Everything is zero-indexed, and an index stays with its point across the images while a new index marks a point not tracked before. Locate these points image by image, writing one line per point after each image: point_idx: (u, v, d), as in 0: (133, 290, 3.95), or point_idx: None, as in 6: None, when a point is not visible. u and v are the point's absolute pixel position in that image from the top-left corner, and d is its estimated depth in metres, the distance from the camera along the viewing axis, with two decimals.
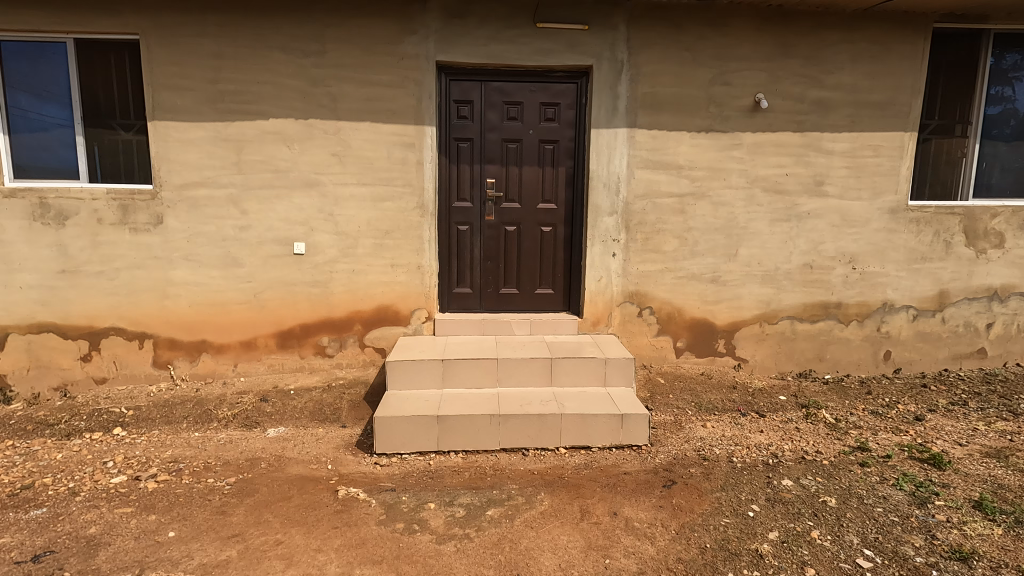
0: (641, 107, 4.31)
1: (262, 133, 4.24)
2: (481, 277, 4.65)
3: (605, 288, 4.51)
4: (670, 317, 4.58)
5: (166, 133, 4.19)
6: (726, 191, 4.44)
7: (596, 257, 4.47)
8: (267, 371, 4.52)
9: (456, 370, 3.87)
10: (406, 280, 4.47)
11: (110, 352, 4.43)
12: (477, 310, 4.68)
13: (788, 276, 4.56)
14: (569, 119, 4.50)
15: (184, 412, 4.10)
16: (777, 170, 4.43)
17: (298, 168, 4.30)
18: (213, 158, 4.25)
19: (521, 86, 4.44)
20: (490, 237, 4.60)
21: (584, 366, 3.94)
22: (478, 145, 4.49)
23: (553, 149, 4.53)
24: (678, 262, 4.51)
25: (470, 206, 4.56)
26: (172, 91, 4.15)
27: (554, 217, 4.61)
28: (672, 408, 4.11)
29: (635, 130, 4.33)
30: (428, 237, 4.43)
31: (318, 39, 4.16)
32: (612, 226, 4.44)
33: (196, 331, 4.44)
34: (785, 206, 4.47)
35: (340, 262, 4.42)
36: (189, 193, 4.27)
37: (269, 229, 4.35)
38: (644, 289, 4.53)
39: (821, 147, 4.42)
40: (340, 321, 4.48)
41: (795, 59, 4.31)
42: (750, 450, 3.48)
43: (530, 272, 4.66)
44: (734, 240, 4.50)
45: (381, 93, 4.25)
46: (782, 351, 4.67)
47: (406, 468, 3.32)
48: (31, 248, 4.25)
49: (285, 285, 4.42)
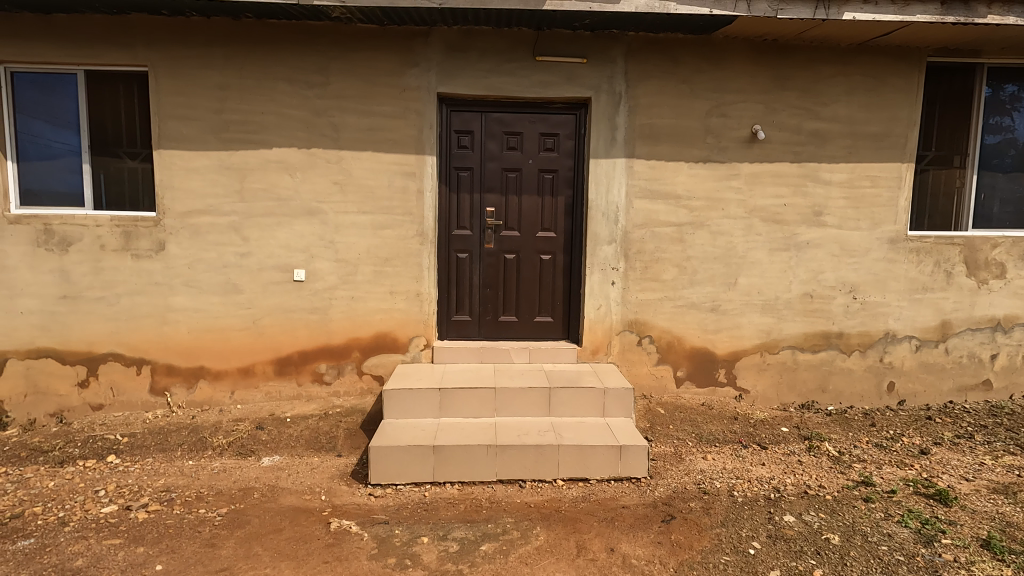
0: (639, 137, 4.37)
1: (265, 162, 4.30)
2: (480, 304, 4.65)
3: (604, 316, 4.50)
4: (670, 346, 4.55)
5: (171, 161, 4.25)
6: (725, 220, 4.45)
7: (596, 285, 4.47)
8: (264, 399, 4.49)
9: (454, 399, 3.84)
10: (405, 307, 4.47)
11: (108, 378, 4.42)
12: (476, 338, 4.67)
13: (788, 305, 4.54)
14: (569, 149, 4.55)
15: (178, 440, 4.06)
16: (775, 201, 4.45)
17: (300, 196, 4.35)
18: (216, 187, 4.30)
19: (521, 117, 4.51)
20: (489, 265, 4.62)
21: (583, 396, 3.90)
22: (478, 174, 4.54)
23: (552, 179, 4.58)
24: (677, 290, 4.50)
25: (470, 234, 4.59)
26: (178, 121, 4.23)
27: (553, 245, 4.63)
28: (672, 439, 4.05)
29: (634, 160, 4.38)
30: (427, 264, 4.45)
31: (322, 71, 4.25)
32: (611, 255, 4.45)
33: (194, 357, 4.44)
34: (784, 235, 4.48)
35: (340, 288, 4.43)
36: (192, 220, 4.32)
37: (269, 256, 4.38)
38: (644, 317, 4.52)
39: (819, 177, 4.44)
40: (338, 348, 4.47)
41: (791, 92, 4.37)
42: (752, 484, 3.41)
43: (529, 300, 4.66)
44: (734, 270, 4.50)
45: (383, 123, 4.32)
46: (783, 382, 4.62)
47: (401, 499, 3.27)
48: (34, 273, 4.28)
49: (285, 311, 4.43)
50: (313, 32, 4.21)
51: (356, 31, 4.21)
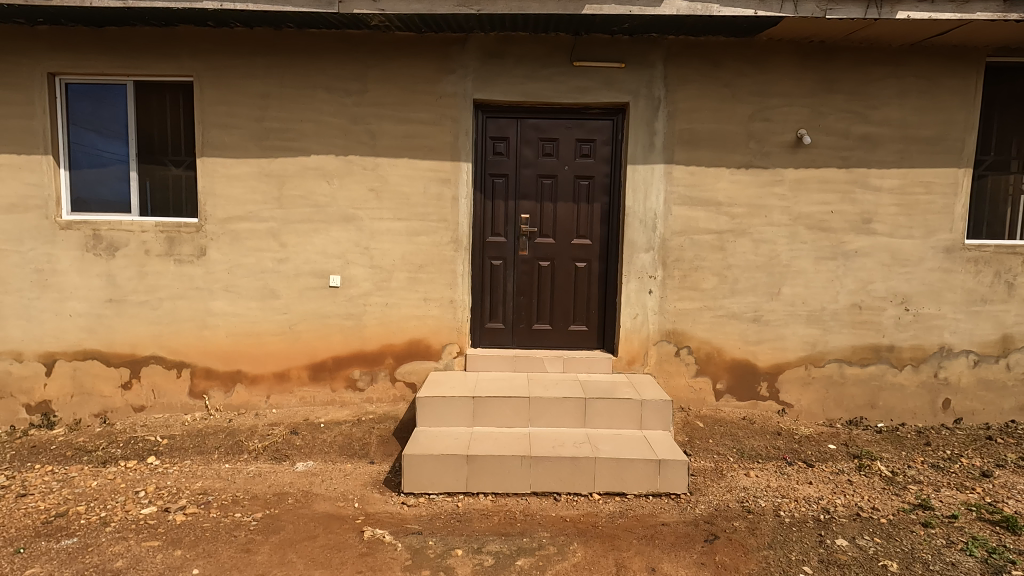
0: (678, 143, 4.26)
1: (303, 169, 4.36)
2: (514, 312, 4.60)
3: (641, 325, 4.39)
4: (709, 357, 4.41)
5: (213, 169, 4.34)
6: (768, 228, 4.30)
7: (632, 294, 4.37)
8: (299, 405, 4.52)
9: (488, 408, 3.80)
10: (438, 314, 4.45)
11: (150, 380, 4.52)
12: (509, 346, 4.62)
13: (834, 316, 4.35)
14: (605, 155, 4.48)
15: (215, 442, 4.11)
16: (822, 208, 4.28)
17: (337, 203, 4.38)
18: (256, 193, 4.38)
19: (557, 123, 4.46)
20: (523, 272, 4.57)
21: (619, 407, 3.81)
22: (513, 181, 4.51)
23: (588, 185, 4.51)
24: (717, 300, 4.37)
25: (504, 241, 4.55)
26: (221, 129, 4.33)
27: (589, 253, 4.55)
28: (712, 454, 3.90)
29: (672, 165, 4.27)
30: (461, 271, 4.42)
31: (360, 79, 4.29)
32: (648, 263, 4.35)
33: (231, 361, 4.50)
34: (830, 244, 4.30)
35: (374, 294, 4.44)
36: (232, 226, 4.40)
37: (306, 261, 4.42)
38: (681, 327, 4.39)
39: (868, 183, 4.26)
40: (372, 354, 4.48)
41: (838, 95, 4.21)
42: (799, 503, 3.25)
43: (563, 309, 4.59)
44: (777, 280, 4.34)
45: (419, 130, 4.33)
46: (829, 397, 4.42)
47: (434, 510, 3.23)
48: (82, 277, 4.42)
49: (320, 317, 4.46)
50: (352, 41, 4.26)
51: (394, 39, 4.24)
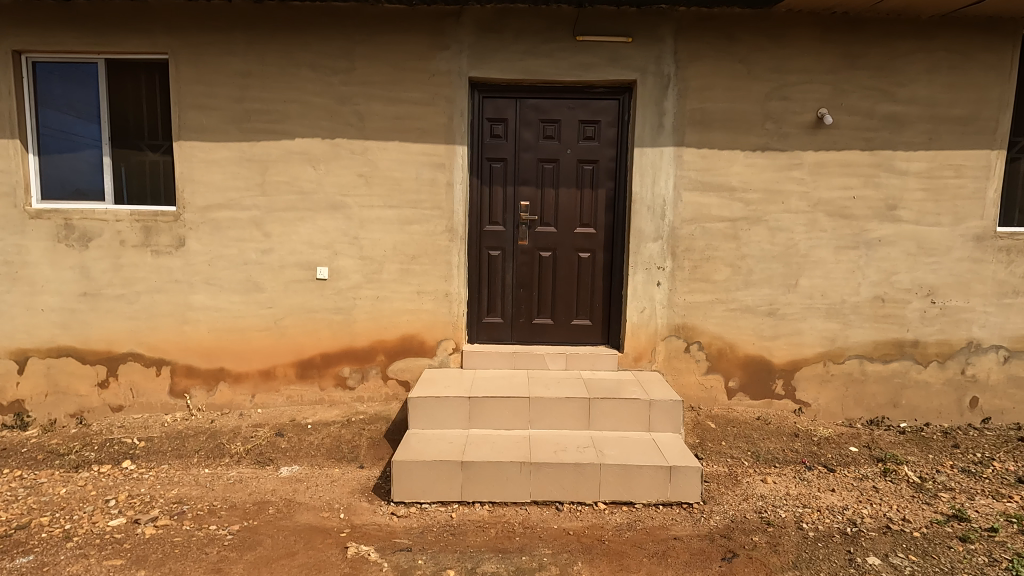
0: (689, 124, 3.96)
1: (287, 153, 4.07)
2: (513, 306, 4.33)
3: (648, 320, 4.13)
4: (721, 353, 4.15)
5: (191, 154, 4.06)
6: (785, 215, 4.01)
7: (639, 286, 4.09)
8: (286, 404, 4.27)
9: (485, 410, 3.57)
10: (432, 308, 4.18)
11: (128, 378, 4.27)
12: (508, 342, 4.36)
13: (855, 310, 4.08)
14: (611, 137, 4.18)
15: (195, 445, 3.86)
16: (843, 193, 3.98)
17: (324, 189, 4.10)
18: (237, 179, 4.10)
19: (559, 103, 4.16)
20: (523, 263, 4.29)
21: (626, 408, 3.57)
22: (512, 166, 4.22)
23: (592, 170, 4.21)
24: (730, 292, 4.09)
25: (502, 230, 4.27)
26: (198, 111, 4.04)
27: (593, 242, 4.26)
28: (725, 458, 3.64)
29: (683, 148, 3.98)
30: (456, 262, 4.14)
31: (348, 56, 3.99)
32: (656, 253, 4.07)
33: (214, 358, 4.25)
34: (852, 232, 4.01)
35: (364, 287, 4.17)
36: (212, 214, 4.13)
37: (292, 252, 4.15)
38: (692, 321, 4.13)
39: (894, 166, 3.95)
40: (363, 351, 4.22)
41: (862, 71, 3.90)
42: (823, 514, 2.99)
43: (565, 302, 4.32)
44: (794, 271, 4.06)
45: (411, 111, 4.03)
46: (849, 395, 4.15)
47: (426, 521, 2.98)
48: (54, 270, 4.16)
49: (307, 311, 4.20)
50: (338, 15, 3.96)
51: (383, 12, 3.94)
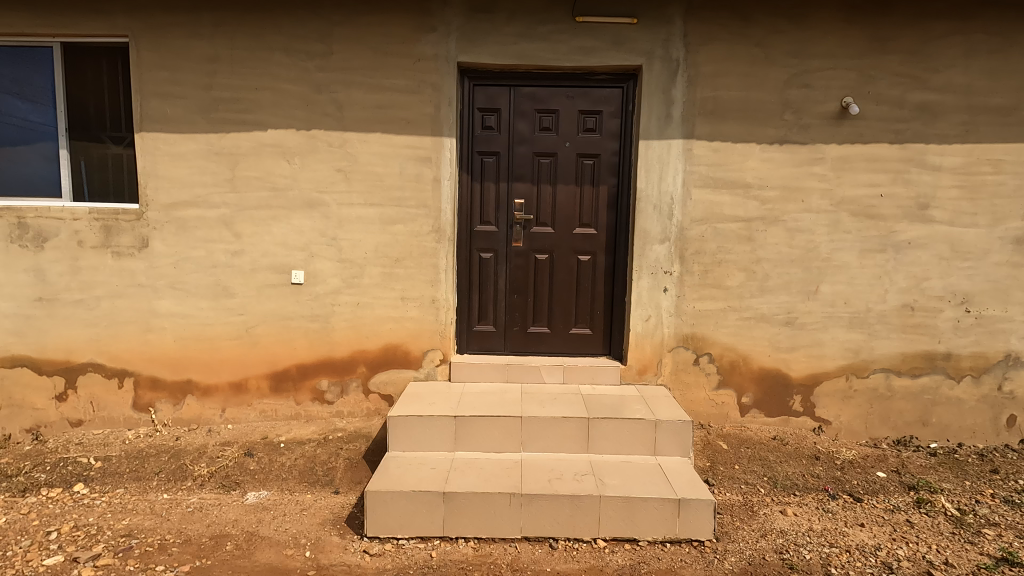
0: (699, 114, 3.60)
1: (259, 146, 3.72)
2: (506, 313, 3.98)
3: (654, 330, 3.77)
4: (734, 367, 3.79)
5: (154, 146, 3.72)
6: (805, 215, 3.64)
7: (643, 293, 3.74)
8: (259, 419, 3.93)
9: (472, 431, 3.23)
10: (418, 316, 3.83)
11: (88, 391, 3.94)
12: (501, 353, 4.00)
13: (882, 319, 3.71)
14: (613, 129, 3.81)
15: (155, 467, 3.52)
16: (870, 191, 3.61)
17: (299, 185, 3.75)
18: (204, 174, 3.74)
19: (556, 92, 3.80)
20: (517, 266, 3.93)
21: (629, 429, 3.22)
22: (505, 160, 3.86)
23: (593, 165, 3.85)
24: (744, 300, 3.73)
25: (495, 230, 3.91)
26: (161, 99, 3.69)
27: (593, 244, 3.90)
28: (739, 485, 3.28)
29: (692, 141, 3.62)
30: (444, 265, 3.79)
31: (325, 39, 3.63)
32: (663, 256, 3.71)
33: (181, 369, 3.91)
34: (879, 234, 3.64)
35: (344, 293, 3.82)
36: (178, 213, 3.78)
37: (264, 254, 3.80)
38: (702, 331, 3.77)
39: (926, 162, 3.58)
40: (342, 362, 3.87)
41: (892, 56, 3.53)
42: (853, 556, 2.64)
43: (563, 309, 3.96)
44: (814, 276, 3.69)
45: (394, 100, 3.68)
46: (874, 413, 3.79)
47: (402, 561, 2.66)
48: (7, 273, 3.82)
49: (281, 319, 3.85)
50: None
51: None
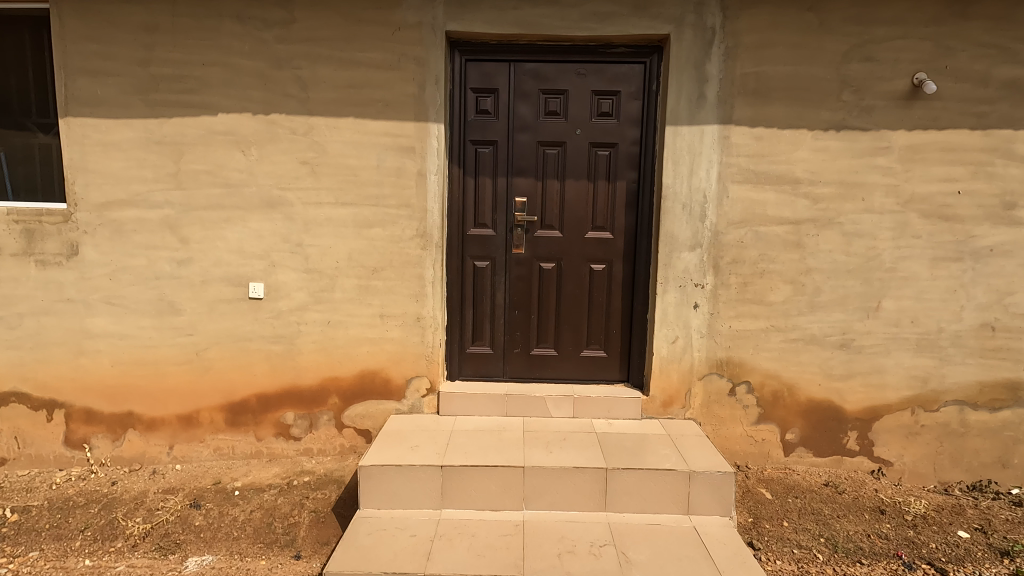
0: (739, 94, 2.97)
1: (207, 133, 3.09)
2: (505, 333, 3.36)
3: (681, 354, 3.16)
4: (777, 397, 3.18)
5: (83, 134, 3.10)
6: (866, 217, 3.01)
7: (669, 310, 3.13)
8: (213, 458, 3.33)
9: (463, 484, 2.62)
10: (400, 337, 3.21)
11: (11, 425, 3.33)
12: (499, 379, 3.39)
13: (956, 342, 3.09)
14: (634, 113, 3.18)
15: (79, 522, 2.88)
16: (945, 187, 2.98)
17: (256, 181, 3.12)
18: (143, 168, 3.12)
19: (565, 68, 3.17)
20: (518, 277, 3.32)
21: (656, 483, 2.61)
22: (504, 150, 3.23)
23: (609, 156, 3.22)
24: (791, 318, 3.11)
25: (492, 234, 3.29)
26: (90, 77, 3.06)
27: (609, 251, 3.28)
28: (790, 548, 2.68)
29: (730, 127, 2.99)
30: (431, 276, 3.17)
31: (285, 3, 3.00)
32: (694, 266, 3.09)
33: (120, 399, 3.30)
34: (954, 239, 3.01)
35: (311, 309, 3.21)
36: (112, 214, 3.16)
37: (217, 264, 3.19)
38: (739, 356, 3.15)
39: (1014, 152, 2.95)
40: (310, 391, 3.26)
41: (975, 22, 2.89)
42: None
43: (573, 327, 3.35)
44: (875, 290, 3.07)
45: (369, 77, 3.04)
46: (944, 452, 3.17)
47: None
48: None
49: (238, 341, 3.24)
50: None
51: None
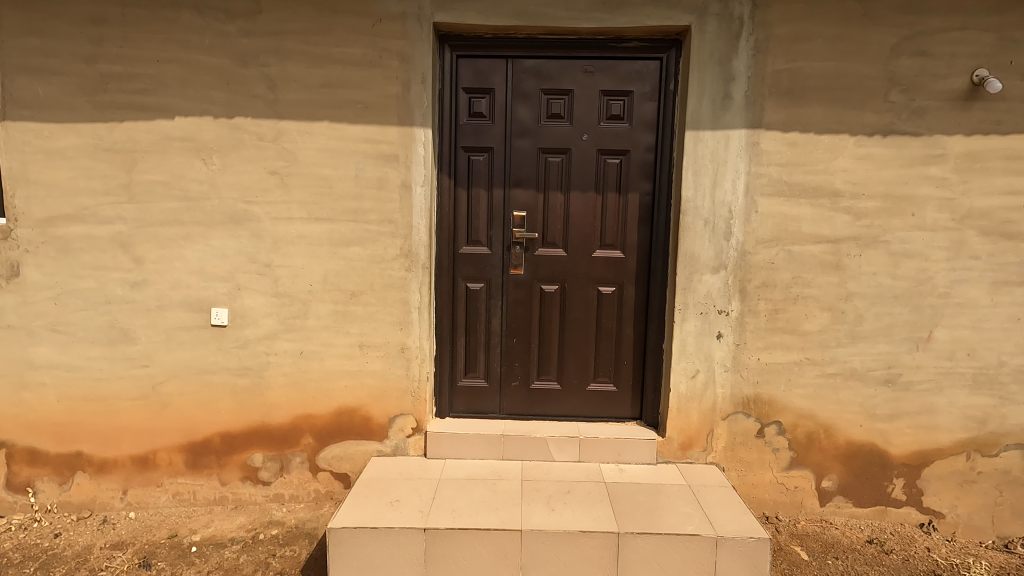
0: (770, 94, 2.58)
1: (164, 139, 2.73)
2: (502, 364, 2.98)
3: (702, 391, 2.77)
4: (811, 440, 2.78)
5: (23, 141, 2.73)
6: (915, 235, 2.62)
7: (689, 340, 2.74)
8: (172, 505, 2.96)
9: (450, 549, 2.24)
10: (382, 370, 2.83)
11: None
12: (495, 415, 3.00)
13: (1019, 378, 2.68)
14: (648, 116, 2.79)
15: None
16: (1008, 201, 2.58)
17: (219, 193, 2.75)
18: (91, 178, 2.75)
19: (570, 65, 2.79)
20: (516, 301, 2.93)
21: (676, 549, 2.22)
22: (500, 158, 2.85)
23: (620, 165, 2.84)
24: (828, 350, 2.71)
25: (487, 253, 2.91)
26: (31, 76, 2.70)
27: (619, 272, 2.89)
28: None
29: (759, 132, 2.60)
30: (418, 301, 2.79)
31: None
32: (717, 290, 2.70)
33: (67, 438, 2.93)
34: (1019, 260, 2.61)
35: (282, 338, 2.83)
36: (57, 231, 2.79)
37: (175, 287, 2.82)
38: (769, 393, 2.76)
39: None
40: (281, 430, 2.89)
41: None
42: None
43: (578, 357, 2.96)
44: (926, 319, 2.67)
45: (346, 75, 2.67)
46: (1003, 504, 2.77)
47: None
48: None
49: (200, 373, 2.86)
50: None
51: None
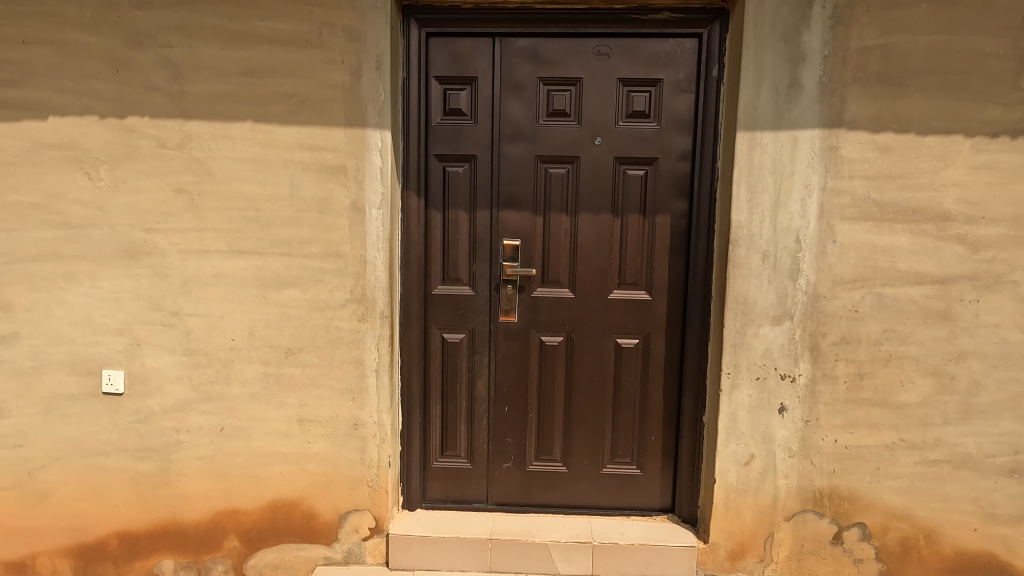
0: (853, 81, 1.88)
1: (35, 147, 2.03)
2: (490, 439, 2.27)
3: (758, 482, 2.06)
4: (907, 549, 2.05)
5: None
6: None
7: (740, 415, 2.03)
8: None
9: None
10: (329, 452, 2.12)
11: None
12: (480, 506, 2.29)
13: None
14: (682, 113, 2.09)
15: None
16: None
17: (109, 219, 2.06)
18: None
19: (578, 46, 2.09)
20: (508, 357, 2.23)
21: None
22: (486, 170, 2.16)
23: (644, 177, 2.13)
24: (932, 430, 1.99)
25: (469, 294, 2.21)
26: None
27: (644, 319, 2.19)
28: None
29: (838, 134, 1.90)
30: (375, 362, 2.09)
31: None
32: (779, 348, 1.99)
33: None
34: None
35: (195, 411, 2.13)
36: None
37: (55, 342, 2.12)
38: (849, 485, 2.03)
39: None
40: (197, 530, 2.18)
41: None
42: None
43: (589, 431, 2.25)
44: None
45: (276, 60, 1.98)
46: None
47: None
48: None
49: (90, 456, 2.17)
50: None
51: None
